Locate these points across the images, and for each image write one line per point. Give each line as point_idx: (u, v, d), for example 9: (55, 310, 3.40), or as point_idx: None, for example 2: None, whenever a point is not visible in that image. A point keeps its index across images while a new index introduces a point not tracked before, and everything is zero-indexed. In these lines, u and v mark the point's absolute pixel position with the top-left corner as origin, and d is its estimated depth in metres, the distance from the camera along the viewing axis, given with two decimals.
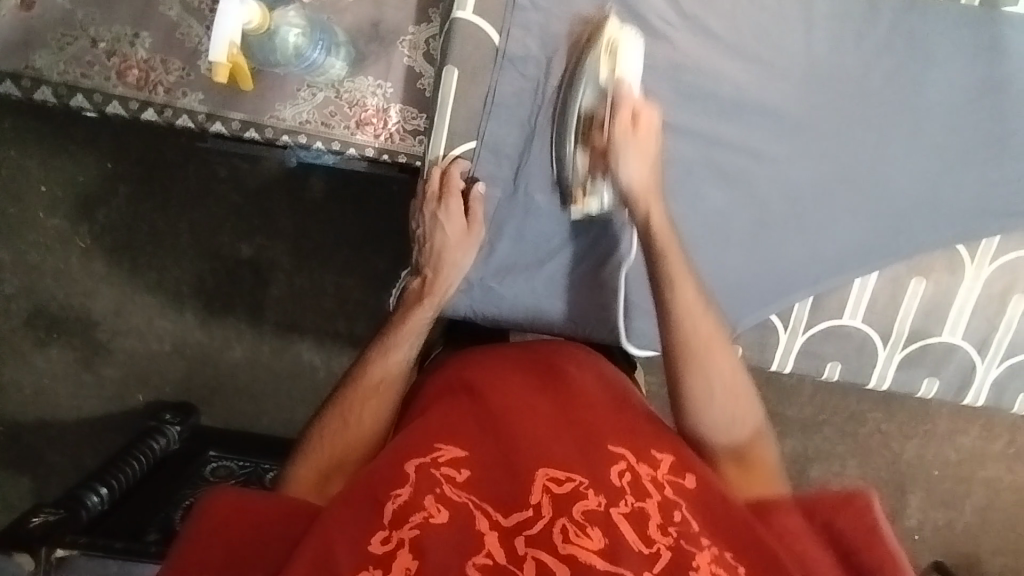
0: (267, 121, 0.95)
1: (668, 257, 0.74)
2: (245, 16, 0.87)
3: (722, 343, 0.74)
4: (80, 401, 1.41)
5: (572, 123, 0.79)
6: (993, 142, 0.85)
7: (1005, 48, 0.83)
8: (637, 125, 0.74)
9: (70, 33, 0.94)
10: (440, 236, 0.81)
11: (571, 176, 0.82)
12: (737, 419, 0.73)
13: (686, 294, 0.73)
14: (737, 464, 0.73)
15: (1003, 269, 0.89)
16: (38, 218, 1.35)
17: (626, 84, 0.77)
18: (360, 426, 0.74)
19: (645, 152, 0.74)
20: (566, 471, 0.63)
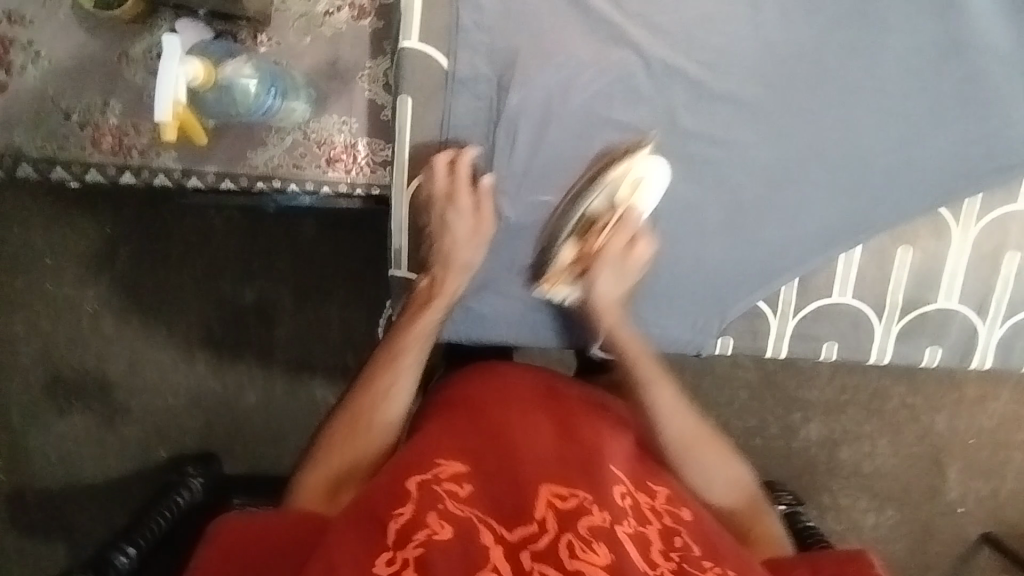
0: (241, 170, 0.98)
1: (644, 373, 0.79)
2: (188, 73, 0.87)
3: (711, 442, 0.78)
4: (104, 462, 1.43)
5: (571, 222, 0.82)
6: (965, 103, 0.84)
7: (959, 8, 0.82)
8: (630, 253, 0.79)
9: (43, 109, 0.97)
10: (448, 238, 0.80)
11: (553, 263, 0.84)
12: (737, 505, 0.77)
13: (670, 400, 0.78)
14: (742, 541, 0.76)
15: (990, 227, 0.86)
16: (46, 287, 1.39)
17: (636, 211, 0.81)
18: (369, 438, 0.75)
19: (624, 279, 0.80)
20: (570, 490, 0.62)
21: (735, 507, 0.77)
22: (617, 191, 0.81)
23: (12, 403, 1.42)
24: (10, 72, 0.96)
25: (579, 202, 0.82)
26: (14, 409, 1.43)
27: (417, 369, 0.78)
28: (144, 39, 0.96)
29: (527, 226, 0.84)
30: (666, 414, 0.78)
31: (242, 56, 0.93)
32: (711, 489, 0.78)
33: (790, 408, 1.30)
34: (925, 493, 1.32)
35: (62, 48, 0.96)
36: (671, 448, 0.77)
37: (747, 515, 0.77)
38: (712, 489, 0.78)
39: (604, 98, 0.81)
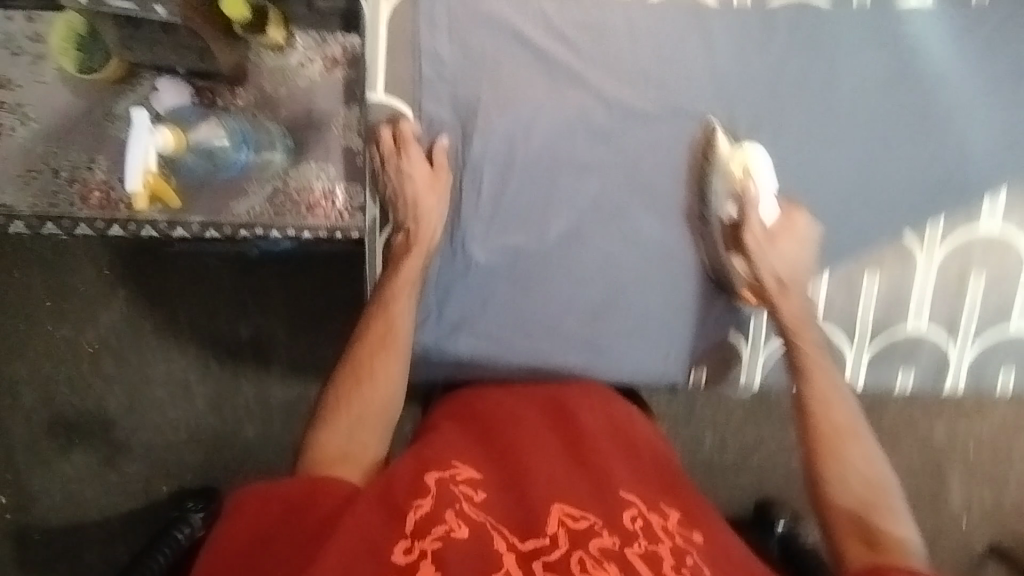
0: (224, 219, 0.97)
1: (802, 346, 0.77)
2: (158, 141, 0.93)
3: (858, 434, 0.70)
4: (108, 500, 1.45)
5: (716, 232, 0.86)
6: (920, 126, 0.85)
7: (904, 37, 0.84)
8: (788, 235, 0.82)
9: (33, 168, 1.00)
10: (410, 186, 0.81)
11: (729, 276, 0.87)
12: (872, 505, 0.66)
13: (820, 383, 0.74)
14: (865, 544, 0.64)
15: (954, 250, 0.87)
16: (48, 329, 1.42)
17: (753, 186, 0.82)
18: (374, 389, 0.72)
19: (793, 258, 0.82)
20: (580, 510, 0.64)
21: (867, 509, 0.66)
22: (737, 181, 0.84)
23: (15, 444, 1.44)
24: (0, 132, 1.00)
25: (706, 210, 0.86)
26: (17, 450, 1.44)
27: (410, 316, 0.78)
28: (128, 95, 0.99)
29: (495, 267, 0.86)
30: (811, 394, 0.73)
31: (211, 116, 0.98)
32: (844, 481, 0.68)
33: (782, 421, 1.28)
34: (928, 504, 1.31)
35: (50, 107, 1.00)
36: (812, 430, 0.71)
37: (883, 520, 0.65)
38: (846, 481, 0.67)
39: (564, 142, 0.84)
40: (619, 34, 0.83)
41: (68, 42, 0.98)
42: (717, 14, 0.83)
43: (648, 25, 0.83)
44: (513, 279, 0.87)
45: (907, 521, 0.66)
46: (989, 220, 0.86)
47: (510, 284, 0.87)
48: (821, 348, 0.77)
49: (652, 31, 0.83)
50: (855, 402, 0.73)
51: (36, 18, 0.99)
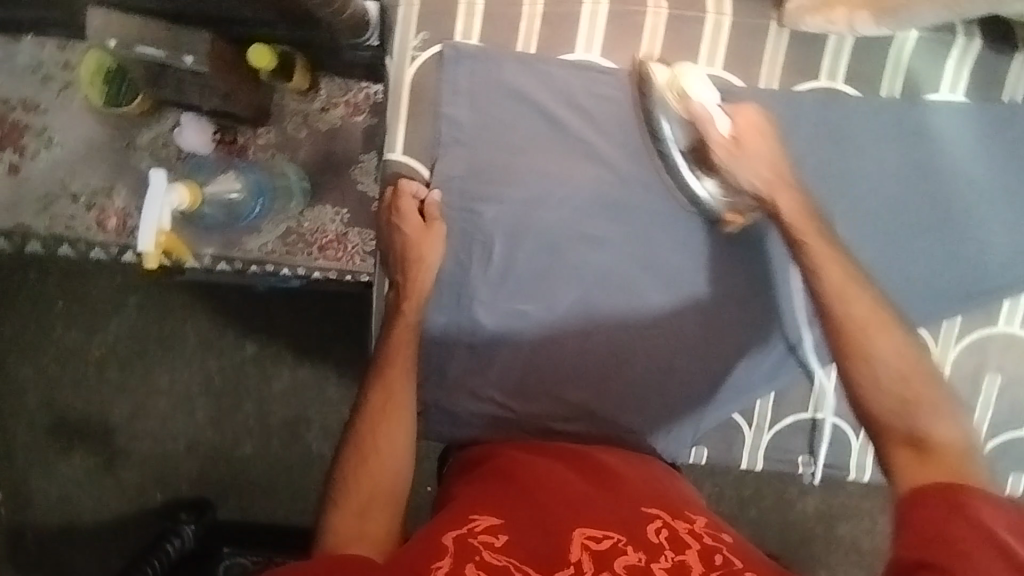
0: (236, 253, 0.99)
1: (810, 242, 0.72)
2: (174, 200, 0.92)
3: (883, 326, 0.67)
4: (103, 504, 1.41)
5: (683, 159, 0.82)
6: (943, 223, 0.83)
7: (930, 131, 0.82)
8: (746, 142, 0.77)
9: (53, 190, 1.02)
10: (400, 239, 0.81)
11: (710, 203, 0.82)
12: (911, 402, 0.64)
13: (833, 279, 0.69)
14: (913, 448, 0.62)
15: (968, 349, 0.86)
16: (57, 332, 1.38)
17: (695, 105, 0.77)
18: (381, 461, 0.73)
19: (761, 159, 0.76)
20: (603, 530, 0.65)
21: (906, 409, 0.64)
22: (677, 105, 0.79)
23: (13, 443, 1.40)
24: (23, 155, 1.02)
25: (662, 140, 0.81)
26: (16, 448, 1.41)
27: (410, 380, 0.78)
28: (151, 128, 1.01)
29: (502, 330, 0.86)
30: (826, 294, 0.69)
31: (232, 168, 1.00)
32: (876, 383, 0.65)
33: (789, 482, 1.20)
34: None
35: (74, 134, 1.01)
36: (832, 332, 0.68)
37: (927, 416, 0.63)
38: (879, 383, 0.65)
39: (580, 215, 0.84)
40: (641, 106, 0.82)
41: (97, 77, 0.96)
42: (746, 92, 0.81)
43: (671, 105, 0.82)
44: (523, 340, 0.86)
45: (952, 414, 0.63)
46: (1007, 324, 0.85)
47: (516, 349, 0.86)
48: (832, 241, 0.72)
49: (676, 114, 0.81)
50: (874, 290, 0.69)
51: (67, 47, 1.01)
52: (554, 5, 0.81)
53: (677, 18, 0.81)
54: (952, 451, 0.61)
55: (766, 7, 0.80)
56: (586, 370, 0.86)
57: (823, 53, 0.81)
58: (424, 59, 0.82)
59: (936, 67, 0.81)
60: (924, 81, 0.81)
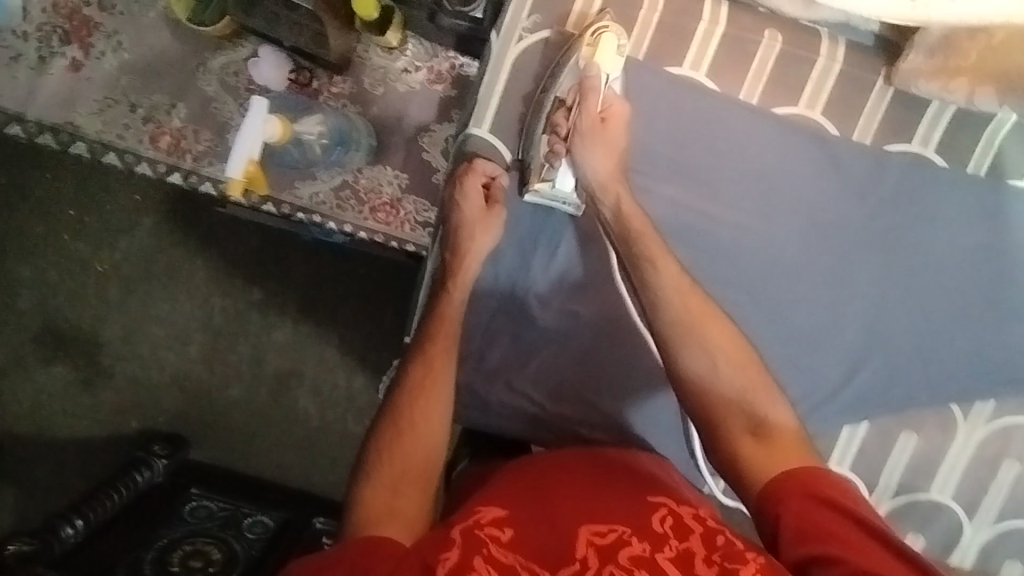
0: (285, 197, 0.99)
1: (647, 236, 0.74)
2: (267, 131, 0.87)
3: (713, 317, 0.70)
4: (75, 423, 1.32)
5: (545, 114, 0.81)
6: (992, 309, 0.85)
7: (1007, 218, 0.83)
8: (607, 123, 0.78)
9: (113, 96, 1.00)
10: (457, 214, 0.81)
11: (532, 158, 0.82)
12: (746, 390, 0.67)
13: (671, 272, 0.72)
14: (753, 434, 0.65)
15: (995, 433, 0.87)
16: (62, 240, 1.30)
17: (595, 65, 0.78)
18: (416, 436, 0.72)
19: (612, 147, 0.78)
20: (608, 525, 0.62)
21: (742, 398, 0.66)
22: (585, 57, 0.78)
23: None
24: (88, 54, 1.00)
25: (547, 94, 0.81)
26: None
27: (452, 360, 0.78)
28: (227, 53, 0.99)
29: (551, 323, 0.85)
30: (664, 286, 0.71)
31: (315, 111, 0.99)
32: (706, 373, 0.68)
33: None
34: None
35: (145, 43, 1.00)
36: (669, 323, 0.70)
37: (761, 403, 0.66)
38: (711, 371, 0.67)
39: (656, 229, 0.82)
40: (734, 136, 0.82)
41: None
42: (845, 143, 0.82)
43: (767, 140, 0.82)
44: (570, 338, 0.85)
45: (782, 399, 0.67)
46: None
47: (561, 350, 0.85)
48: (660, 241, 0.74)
49: (755, 152, 0.82)
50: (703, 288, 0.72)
51: None
52: (670, 14, 0.80)
53: (789, 54, 0.80)
54: (787, 434, 0.65)
55: (877, 60, 0.81)
56: (626, 380, 0.85)
57: (922, 117, 0.81)
58: (530, 40, 0.82)
59: None
60: (1010, 166, 0.82)
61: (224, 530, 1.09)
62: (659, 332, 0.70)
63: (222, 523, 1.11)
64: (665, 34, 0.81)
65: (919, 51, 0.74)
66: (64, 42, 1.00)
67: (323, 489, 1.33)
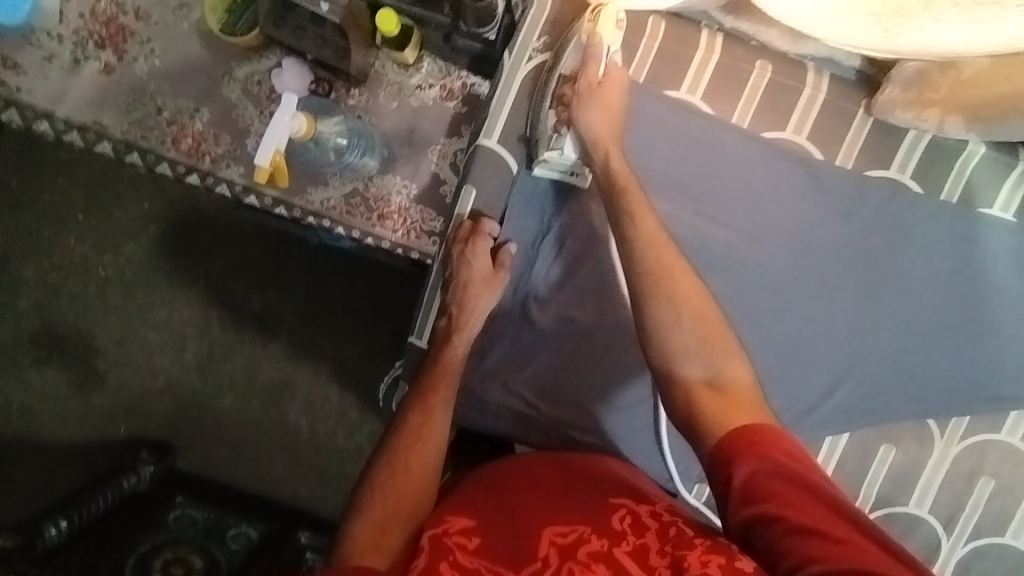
0: (296, 201, 1.05)
1: (628, 190, 0.76)
2: (293, 126, 0.92)
3: (685, 272, 0.71)
4: (65, 425, 1.32)
5: (551, 88, 0.85)
6: (967, 328, 0.90)
7: (978, 244, 0.89)
8: (605, 84, 0.80)
9: (140, 99, 1.06)
10: (465, 270, 0.84)
11: (540, 131, 0.86)
12: (706, 341, 0.68)
13: (647, 226, 0.74)
14: (710, 388, 0.67)
15: (970, 449, 0.90)
16: (68, 242, 1.31)
17: (598, 35, 0.82)
18: (411, 476, 0.73)
19: (608, 108, 0.80)
20: (570, 525, 0.66)
21: (701, 348, 0.68)
22: (588, 30, 0.84)
23: None
24: (121, 59, 1.06)
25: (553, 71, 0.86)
26: None
27: (449, 404, 0.78)
28: (252, 64, 1.05)
29: (548, 327, 0.89)
30: (639, 239, 0.73)
31: (337, 113, 1.04)
32: (673, 323, 0.69)
33: None
34: None
35: (176, 52, 1.06)
36: (642, 275, 0.71)
37: (721, 357, 0.68)
38: (681, 322, 0.69)
39: None
40: (724, 156, 0.88)
41: (222, 4, 1.01)
42: (829, 168, 0.88)
43: (755, 160, 0.88)
44: (565, 343, 0.89)
45: (742, 357, 0.69)
46: (1009, 434, 0.90)
47: (557, 355, 0.89)
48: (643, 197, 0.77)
49: (743, 171, 0.88)
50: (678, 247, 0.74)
51: None
52: (669, 43, 0.87)
53: (778, 84, 0.87)
54: (741, 388, 0.67)
55: (859, 92, 0.88)
56: (619, 387, 0.88)
57: (900, 146, 0.87)
58: (539, 60, 0.88)
59: (996, 183, 0.88)
60: (981, 195, 0.88)
61: (207, 540, 1.10)
62: (636, 284, 0.71)
63: (207, 532, 1.12)
64: (665, 60, 0.87)
65: (896, 83, 0.80)
66: (98, 47, 1.06)
67: (308, 502, 1.32)
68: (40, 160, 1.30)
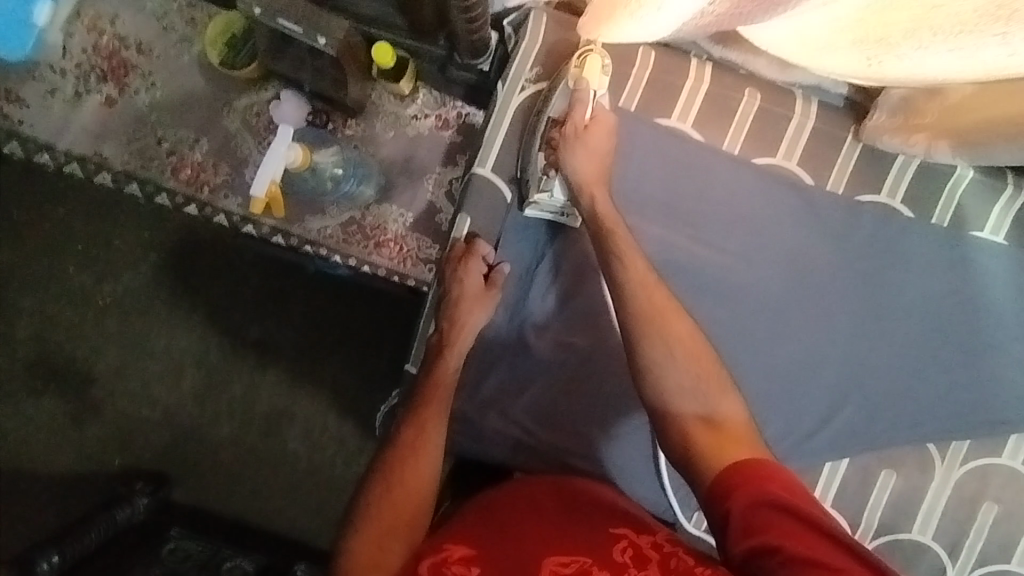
0: (294, 230, 1.06)
1: (618, 234, 0.78)
2: (289, 156, 0.93)
3: (676, 313, 0.73)
4: (60, 457, 1.31)
5: (540, 130, 0.87)
6: (963, 352, 0.89)
7: (971, 267, 0.89)
8: (591, 130, 0.82)
9: (141, 131, 1.08)
10: (457, 288, 0.84)
11: (531, 172, 0.87)
12: (702, 380, 0.70)
13: (638, 269, 0.75)
14: (704, 423, 0.68)
15: (972, 474, 0.89)
16: (67, 272, 1.32)
17: (584, 80, 0.84)
18: (406, 495, 0.74)
19: (595, 153, 0.82)
20: (571, 555, 0.66)
21: (696, 387, 0.69)
22: (574, 76, 0.85)
23: None
24: (123, 92, 1.08)
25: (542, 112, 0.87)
26: None
27: (443, 424, 0.78)
28: (251, 95, 1.07)
29: (544, 354, 0.88)
30: (630, 282, 0.74)
31: (332, 142, 1.06)
32: (665, 362, 0.71)
33: None
34: None
35: (177, 84, 1.08)
36: (634, 318, 0.73)
37: (714, 394, 0.70)
38: (672, 362, 0.71)
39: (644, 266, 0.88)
40: (716, 182, 0.89)
41: (221, 37, 1.03)
42: (821, 193, 0.89)
43: (747, 186, 0.89)
44: (561, 369, 0.88)
45: (735, 391, 0.71)
46: (1010, 458, 0.89)
47: (552, 382, 0.88)
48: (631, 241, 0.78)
49: (733, 197, 0.89)
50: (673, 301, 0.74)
51: (195, 5, 1.08)
52: (659, 72, 0.89)
53: (768, 111, 0.89)
54: (737, 423, 0.68)
55: (847, 119, 0.89)
56: (616, 414, 0.88)
57: (889, 171, 0.88)
58: (532, 90, 0.89)
59: (986, 207, 0.88)
60: (972, 218, 0.89)
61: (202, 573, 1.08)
62: (626, 327, 0.73)
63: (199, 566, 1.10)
64: (656, 89, 0.89)
65: (884, 110, 0.82)
66: (101, 81, 1.08)
67: (305, 534, 1.30)
68: (41, 191, 1.31)
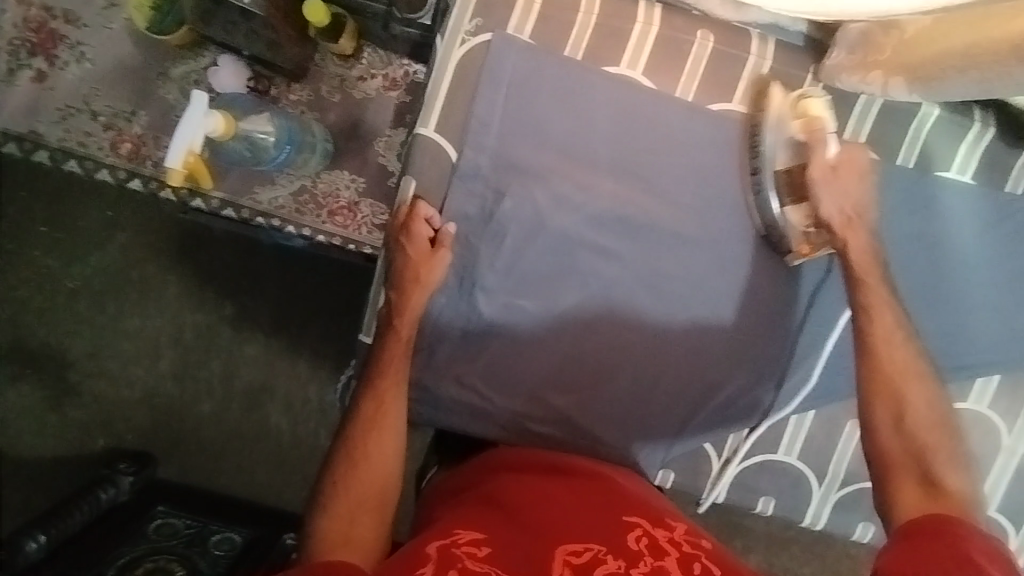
0: (245, 202, 1.01)
1: (868, 287, 0.74)
2: (209, 125, 0.90)
3: (918, 376, 0.71)
4: (42, 442, 1.29)
5: (770, 184, 0.83)
6: (936, 296, 0.87)
7: (937, 207, 0.86)
8: (839, 172, 0.77)
9: (72, 104, 1.03)
10: (399, 257, 0.82)
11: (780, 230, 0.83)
12: (928, 451, 0.68)
13: (883, 321, 0.72)
14: (927, 488, 0.66)
15: None
16: (32, 254, 1.25)
17: (818, 123, 0.78)
18: (370, 466, 0.72)
19: (845, 192, 0.77)
20: (583, 543, 0.61)
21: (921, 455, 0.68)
22: (797, 122, 0.81)
23: None
24: (53, 64, 1.03)
25: (761, 158, 0.83)
26: None
27: (403, 393, 0.77)
28: (187, 62, 1.05)
29: (495, 317, 0.85)
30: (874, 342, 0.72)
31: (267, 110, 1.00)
32: (894, 426, 0.69)
33: (733, 535, 1.23)
34: None
35: (110, 53, 1.04)
36: (873, 373, 0.71)
37: (941, 466, 0.67)
38: (905, 422, 0.69)
39: (598, 224, 0.85)
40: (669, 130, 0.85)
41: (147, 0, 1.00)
42: None
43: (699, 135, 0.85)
44: (518, 334, 0.86)
45: (964, 467, 0.68)
46: (976, 402, 0.88)
47: (513, 347, 0.86)
48: (889, 291, 0.74)
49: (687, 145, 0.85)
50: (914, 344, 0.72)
51: None
52: (608, 17, 0.84)
53: (721, 53, 0.85)
54: (963, 498, 0.66)
55: (807, 59, 0.85)
56: (577, 376, 0.86)
57: (851, 113, 0.85)
58: (472, 43, 0.84)
59: (952, 146, 0.85)
60: (938, 158, 0.86)
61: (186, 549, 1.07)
62: (861, 385, 0.72)
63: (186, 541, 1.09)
64: (602, 36, 0.84)
65: (842, 47, 0.79)
66: (31, 54, 1.02)
67: (295, 505, 1.31)
68: None
